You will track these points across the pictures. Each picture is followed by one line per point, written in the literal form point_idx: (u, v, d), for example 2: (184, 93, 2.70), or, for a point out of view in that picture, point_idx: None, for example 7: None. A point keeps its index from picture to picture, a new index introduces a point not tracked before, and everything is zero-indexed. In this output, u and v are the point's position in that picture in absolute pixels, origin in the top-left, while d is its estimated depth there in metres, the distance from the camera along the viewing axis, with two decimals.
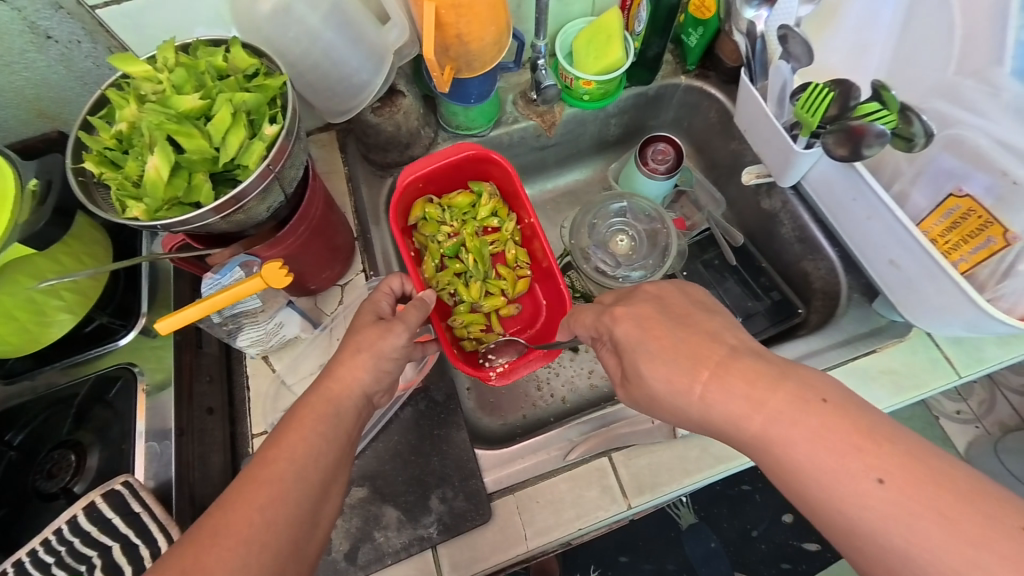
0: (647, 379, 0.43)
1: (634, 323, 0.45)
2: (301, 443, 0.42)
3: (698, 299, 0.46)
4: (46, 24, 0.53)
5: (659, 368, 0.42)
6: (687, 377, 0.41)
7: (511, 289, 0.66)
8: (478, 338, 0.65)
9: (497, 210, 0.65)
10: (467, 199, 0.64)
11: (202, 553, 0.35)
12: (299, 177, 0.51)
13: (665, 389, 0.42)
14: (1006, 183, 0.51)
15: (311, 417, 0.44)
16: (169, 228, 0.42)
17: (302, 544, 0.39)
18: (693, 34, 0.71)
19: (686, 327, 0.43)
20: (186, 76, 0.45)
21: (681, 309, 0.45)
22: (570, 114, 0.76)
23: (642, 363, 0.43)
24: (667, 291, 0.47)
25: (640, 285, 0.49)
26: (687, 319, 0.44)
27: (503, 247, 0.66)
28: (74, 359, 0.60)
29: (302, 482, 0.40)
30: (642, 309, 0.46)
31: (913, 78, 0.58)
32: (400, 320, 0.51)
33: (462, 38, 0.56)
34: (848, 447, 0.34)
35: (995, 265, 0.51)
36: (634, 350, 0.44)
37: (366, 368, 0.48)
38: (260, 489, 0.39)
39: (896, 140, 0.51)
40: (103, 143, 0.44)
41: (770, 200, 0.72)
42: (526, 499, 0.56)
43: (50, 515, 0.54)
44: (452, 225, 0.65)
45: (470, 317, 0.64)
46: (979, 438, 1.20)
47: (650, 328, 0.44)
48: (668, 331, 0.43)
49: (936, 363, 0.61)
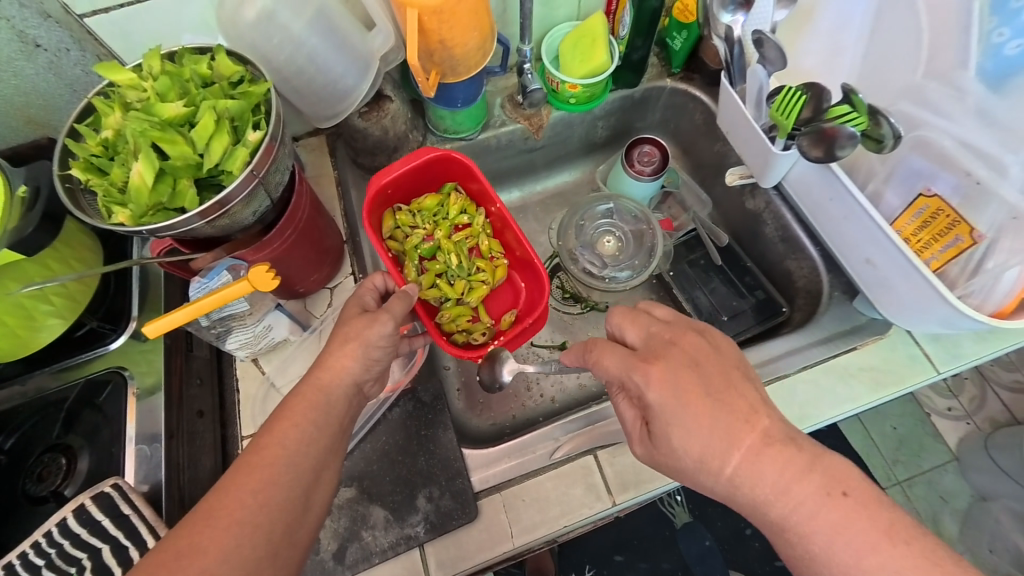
0: (679, 448, 0.44)
1: (670, 390, 0.44)
2: (292, 430, 0.44)
3: (732, 361, 0.46)
4: (35, 32, 0.54)
5: (695, 443, 0.43)
6: (719, 457, 0.42)
7: (492, 278, 0.67)
8: (466, 330, 0.65)
9: (466, 207, 0.66)
10: (435, 201, 0.64)
11: (197, 534, 0.37)
12: (285, 182, 0.52)
13: (696, 462, 0.43)
14: (970, 183, 0.53)
15: (302, 406, 0.45)
16: (155, 233, 0.43)
17: (294, 527, 0.41)
18: (677, 37, 0.72)
19: (724, 404, 0.43)
20: (170, 84, 0.46)
21: (718, 377, 0.45)
22: (557, 117, 0.77)
23: (676, 432, 0.44)
24: (702, 352, 0.46)
25: (677, 341, 0.47)
26: (724, 392, 0.44)
27: (477, 240, 0.67)
28: (64, 363, 0.61)
29: (295, 467, 0.42)
30: (679, 375, 0.45)
31: (883, 81, 0.59)
32: (385, 310, 0.51)
33: (445, 43, 0.57)
34: (866, 544, 0.37)
35: (964, 263, 0.52)
36: (667, 417, 0.44)
37: (353, 361, 0.48)
38: (252, 474, 0.41)
39: (867, 141, 0.52)
40: (88, 150, 0.45)
41: (754, 200, 0.74)
42: (512, 497, 0.57)
43: (41, 518, 0.55)
44: (424, 228, 0.65)
45: (457, 310, 0.65)
46: (970, 434, 1.21)
47: (688, 399, 0.43)
48: (705, 406, 0.43)
49: (916, 360, 0.62)
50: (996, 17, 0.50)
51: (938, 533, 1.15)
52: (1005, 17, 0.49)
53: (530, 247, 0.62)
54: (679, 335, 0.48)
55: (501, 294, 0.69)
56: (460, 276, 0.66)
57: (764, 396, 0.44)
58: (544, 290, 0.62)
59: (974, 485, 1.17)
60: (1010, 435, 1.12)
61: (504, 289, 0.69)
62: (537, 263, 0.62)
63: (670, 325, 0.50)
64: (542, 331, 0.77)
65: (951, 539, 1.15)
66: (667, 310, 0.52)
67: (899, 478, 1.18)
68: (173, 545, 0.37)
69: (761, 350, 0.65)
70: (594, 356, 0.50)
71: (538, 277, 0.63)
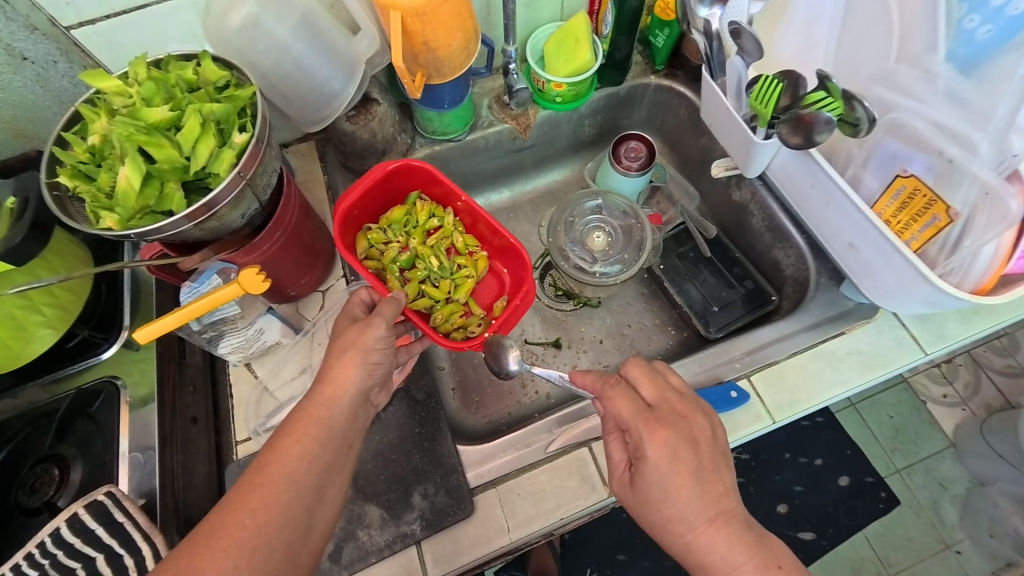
0: (653, 501, 0.45)
1: (667, 454, 0.45)
2: (295, 447, 0.44)
3: (721, 447, 0.47)
4: (22, 45, 0.54)
5: (669, 506, 0.44)
6: (686, 523, 0.44)
7: (476, 272, 0.67)
8: (462, 326, 0.65)
9: (434, 211, 0.67)
10: (401, 211, 0.65)
11: (198, 557, 0.38)
12: (273, 184, 0.53)
13: (661, 518, 0.45)
14: (943, 162, 0.52)
15: (304, 423, 0.46)
16: (144, 236, 0.43)
17: (297, 545, 0.42)
18: (659, 35, 0.74)
19: (708, 487, 0.44)
20: (155, 89, 0.46)
21: (707, 459, 0.45)
22: (544, 116, 0.78)
23: (656, 490, 0.45)
24: (702, 433, 0.47)
25: (678, 411, 0.47)
26: (709, 473, 0.45)
27: (452, 239, 0.67)
28: (56, 374, 0.61)
29: (296, 485, 0.43)
30: (679, 448, 0.45)
31: (857, 67, 0.60)
32: (377, 315, 0.51)
33: (429, 45, 0.58)
34: None
35: (943, 240, 0.53)
36: (654, 475, 0.45)
37: (354, 368, 0.48)
38: (256, 492, 0.41)
39: (843, 126, 0.53)
40: (76, 157, 0.45)
41: (740, 191, 0.74)
42: (508, 492, 0.57)
43: (32, 529, 0.55)
44: (398, 241, 0.65)
45: (448, 309, 0.65)
46: (966, 420, 1.22)
47: (679, 469, 0.44)
48: (691, 481, 0.44)
49: (902, 342, 0.63)
50: (965, 4, 0.51)
51: (939, 520, 1.16)
52: (973, 3, 0.51)
53: (505, 232, 0.64)
54: (688, 411, 0.48)
55: (486, 286, 0.70)
56: (444, 276, 0.66)
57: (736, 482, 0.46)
58: (527, 270, 0.64)
59: (972, 470, 1.17)
60: (1004, 419, 1.11)
61: (488, 280, 0.70)
62: (516, 245, 0.64)
63: (683, 398, 0.49)
64: (536, 329, 0.78)
65: (951, 525, 1.15)
66: (679, 379, 0.51)
67: (897, 466, 1.19)
68: (173, 565, 0.38)
69: (751, 338, 0.65)
70: (608, 398, 0.49)
71: (520, 259, 0.65)
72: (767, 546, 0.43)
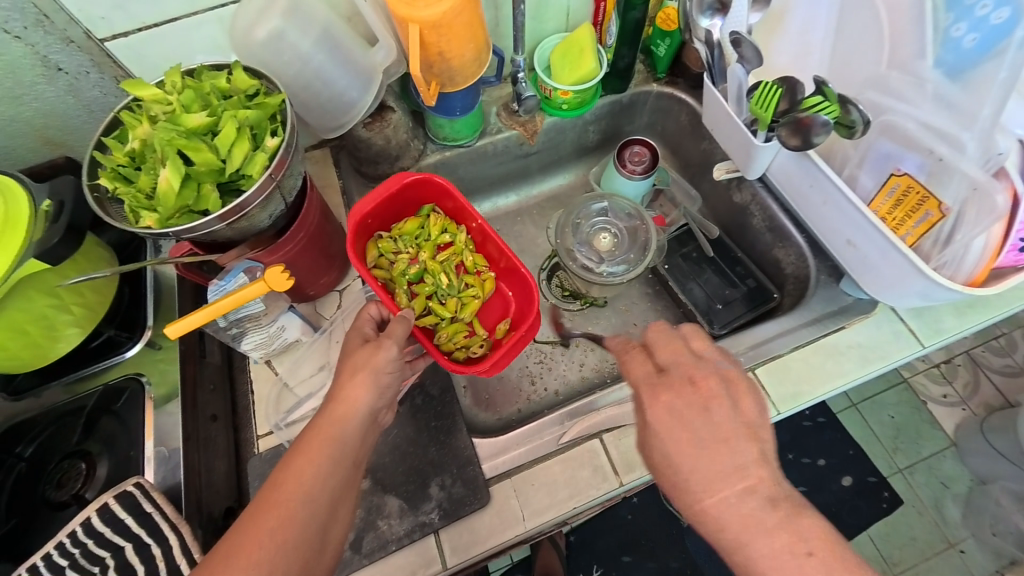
0: (658, 466, 0.46)
1: (669, 411, 0.46)
2: (308, 466, 0.46)
3: (747, 417, 0.45)
4: (57, 57, 0.57)
5: (675, 473, 0.44)
6: (694, 493, 0.43)
7: (482, 293, 0.69)
8: (465, 346, 0.67)
9: (447, 226, 0.68)
10: (414, 223, 0.67)
11: (222, 568, 0.40)
12: (298, 186, 0.55)
13: (671, 485, 0.45)
14: (934, 160, 0.55)
15: (318, 442, 0.47)
16: (179, 235, 0.46)
17: (312, 563, 0.44)
18: (661, 44, 0.77)
19: (720, 453, 0.43)
20: (193, 97, 0.49)
21: (723, 428, 0.44)
22: (550, 123, 0.81)
23: (660, 454, 0.46)
24: (719, 401, 0.46)
25: (694, 377, 0.47)
26: (724, 439, 0.44)
27: (462, 257, 0.69)
28: (80, 373, 0.63)
29: (310, 504, 0.44)
30: (682, 409, 0.46)
31: (849, 74, 0.64)
32: (387, 336, 0.52)
33: (444, 55, 0.61)
34: None
35: (935, 235, 0.56)
36: (657, 437, 0.46)
37: (364, 390, 0.50)
38: (271, 511, 0.43)
39: (839, 128, 0.56)
40: (116, 161, 0.48)
41: (741, 193, 0.77)
42: (522, 482, 0.59)
43: (61, 521, 0.57)
44: (408, 253, 0.67)
45: (453, 328, 0.67)
46: (966, 419, 1.23)
47: (684, 431, 0.45)
48: (697, 447, 0.44)
49: (900, 336, 0.65)
50: (951, 15, 0.54)
51: (942, 519, 1.17)
52: (959, 13, 0.53)
53: (513, 256, 0.65)
54: (701, 377, 0.47)
55: (493, 305, 0.72)
56: (452, 294, 0.68)
57: (765, 454, 0.44)
58: (534, 294, 0.64)
59: (972, 468, 1.19)
60: (1003, 417, 1.13)
61: (494, 300, 0.72)
62: (523, 270, 0.65)
63: (702, 364, 0.49)
64: (543, 329, 0.80)
65: (954, 524, 1.16)
66: (707, 346, 0.50)
67: (899, 466, 1.20)
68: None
69: (754, 333, 0.67)
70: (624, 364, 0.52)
71: (527, 285, 0.66)
72: (792, 523, 0.40)
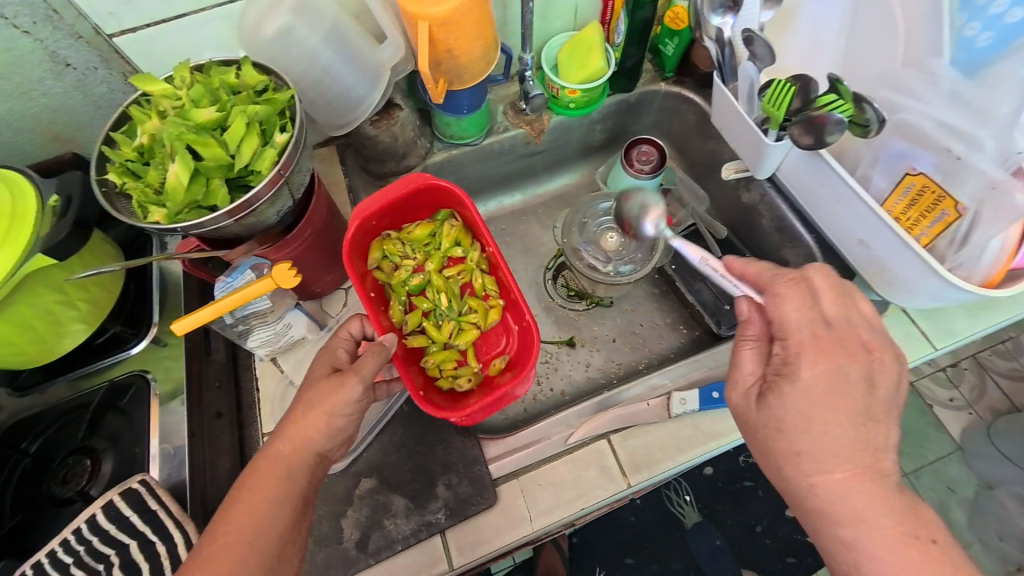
0: (786, 424, 0.46)
1: (828, 373, 0.46)
2: (251, 511, 0.44)
3: (896, 402, 0.47)
4: (66, 53, 0.57)
5: (804, 436, 0.45)
6: (819, 464, 0.44)
7: (483, 322, 0.65)
8: (452, 376, 0.63)
9: (461, 240, 0.66)
10: (426, 230, 0.65)
11: None
12: (306, 183, 0.55)
13: (791, 449, 0.46)
14: (950, 159, 0.55)
15: (262, 484, 0.45)
16: (187, 230, 0.45)
17: None
18: (670, 43, 0.76)
19: (864, 430, 0.45)
20: (202, 92, 0.49)
21: (877, 408, 0.46)
22: (557, 122, 0.81)
23: (797, 414, 0.46)
24: (880, 378, 0.47)
25: (863, 346, 0.47)
26: (875, 420, 0.45)
27: (470, 277, 0.66)
28: (85, 369, 0.63)
29: (256, 552, 0.43)
30: (840, 376, 0.46)
31: (860, 71, 0.64)
32: (354, 369, 0.50)
33: (452, 53, 0.61)
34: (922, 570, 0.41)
35: (951, 235, 0.55)
36: (801, 395, 0.46)
37: (317, 428, 0.48)
38: (214, 563, 0.42)
39: (853, 127, 0.55)
40: (124, 155, 0.48)
41: (749, 193, 0.77)
42: (529, 482, 0.58)
43: (66, 518, 0.57)
44: (413, 260, 0.65)
45: (442, 356, 0.63)
46: (973, 423, 1.22)
47: (841, 399, 0.45)
48: (846, 420, 0.44)
49: (910, 337, 0.65)
50: (964, 14, 0.54)
51: (948, 523, 1.16)
52: (972, 13, 0.54)
53: (518, 291, 0.61)
54: (870, 349, 0.47)
55: (494, 336, 0.67)
56: (449, 316, 0.66)
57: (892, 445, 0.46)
58: (534, 345, 0.59)
59: (978, 472, 1.18)
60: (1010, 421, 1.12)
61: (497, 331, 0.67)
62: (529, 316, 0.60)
63: (870, 330, 0.49)
64: (548, 328, 0.80)
65: (960, 529, 1.16)
66: (871, 311, 0.50)
67: (904, 470, 1.20)
68: None
69: None
70: (773, 309, 0.51)
71: (529, 333, 0.61)
72: (904, 510, 0.43)
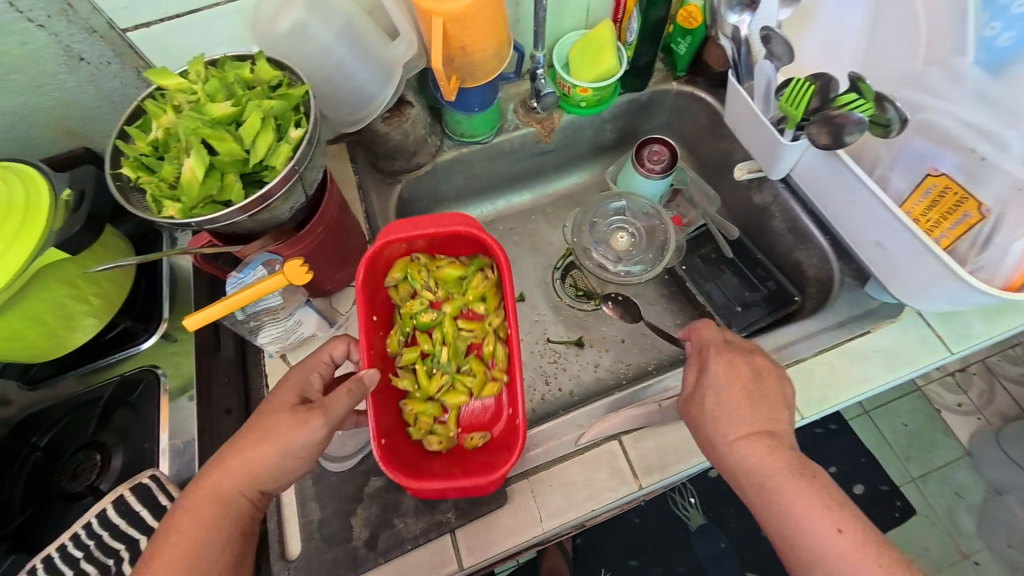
0: (707, 410, 0.51)
1: (721, 368, 0.52)
2: (187, 537, 0.43)
3: (788, 399, 0.51)
4: (79, 47, 0.57)
5: (716, 411, 0.50)
6: (729, 428, 0.49)
7: (476, 391, 0.60)
8: (425, 429, 0.57)
9: (487, 297, 0.61)
10: (456, 273, 0.61)
11: None
12: (319, 179, 0.55)
13: (714, 425, 0.50)
14: (974, 159, 0.55)
15: (202, 507, 0.44)
16: (201, 225, 0.45)
17: None
18: (682, 42, 0.76)
19: (760, 411, 0.49)
20: (218, 86, 0.48)
21: (773, 399, 0.50)
22: (568, 121, 0.80)
23: (712, 399, 0.51)
24: (775, 382, 0.51)
25: (753, 353, 0.53)
26: (776, 406, 0.50)
27: (483, 339, 0.61)
28: (96, 364, 0.63)
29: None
30: (742, 371, 0.51)
31: (885, 70, 0.63)
32: (325, 404, 0.46)
33: (465, 49, 0.60)
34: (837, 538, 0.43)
35: (973, 238, 0.54)
36: (716, 385, 0.51)
37: (266, 457, 0.46)
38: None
39: (873, 127, 0.55)
40: (139, 150, 0.47)
41: (761, 194, 0.76)
42: (539, 483, 0.58)
43: (76, 512, 0.57)
44: (432, 296, 0.61)
45: (420, 408, 0.58)
46: (981, 429, 1.21)
47: (739, 387, 0.50)
48: (743, 399, 0.50)
49: (927, 341, 0.64)
50: (987, 13, 0.54)
51: (956, 529, 1.15)
52: (995, 11, 0.53)
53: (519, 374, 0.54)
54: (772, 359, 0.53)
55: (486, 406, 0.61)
56: (444, 369, 0.60)
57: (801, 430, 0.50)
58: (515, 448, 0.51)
59: (987, 478, 1.17)
60: None
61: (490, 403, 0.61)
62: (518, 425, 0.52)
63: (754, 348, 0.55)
64: (557, 328, 0.80)
65: (968, 535, 1.14)
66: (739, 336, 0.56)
67: (912, 475, 1.18)
68: None
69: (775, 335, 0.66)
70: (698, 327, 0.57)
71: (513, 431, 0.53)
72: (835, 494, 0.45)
